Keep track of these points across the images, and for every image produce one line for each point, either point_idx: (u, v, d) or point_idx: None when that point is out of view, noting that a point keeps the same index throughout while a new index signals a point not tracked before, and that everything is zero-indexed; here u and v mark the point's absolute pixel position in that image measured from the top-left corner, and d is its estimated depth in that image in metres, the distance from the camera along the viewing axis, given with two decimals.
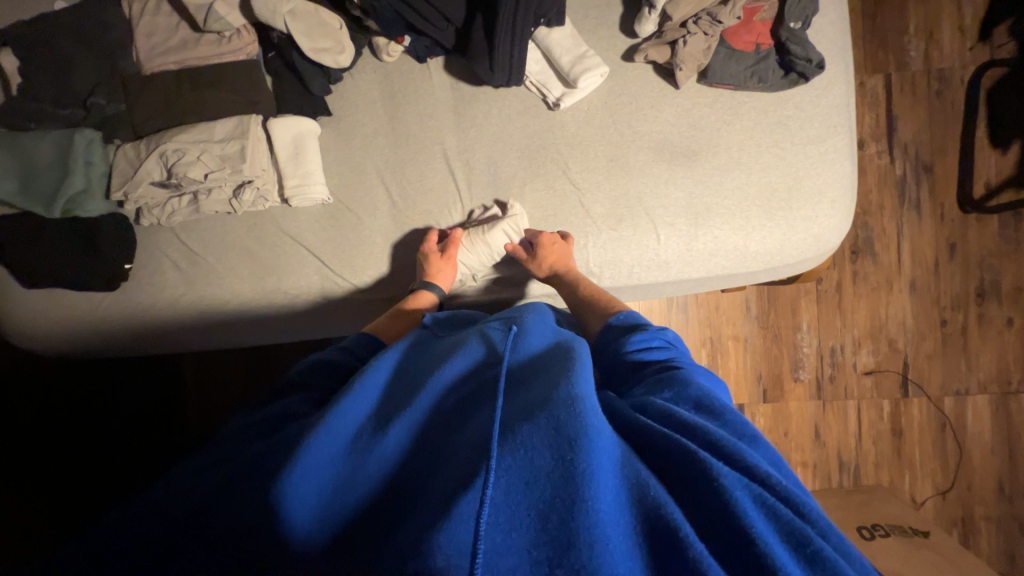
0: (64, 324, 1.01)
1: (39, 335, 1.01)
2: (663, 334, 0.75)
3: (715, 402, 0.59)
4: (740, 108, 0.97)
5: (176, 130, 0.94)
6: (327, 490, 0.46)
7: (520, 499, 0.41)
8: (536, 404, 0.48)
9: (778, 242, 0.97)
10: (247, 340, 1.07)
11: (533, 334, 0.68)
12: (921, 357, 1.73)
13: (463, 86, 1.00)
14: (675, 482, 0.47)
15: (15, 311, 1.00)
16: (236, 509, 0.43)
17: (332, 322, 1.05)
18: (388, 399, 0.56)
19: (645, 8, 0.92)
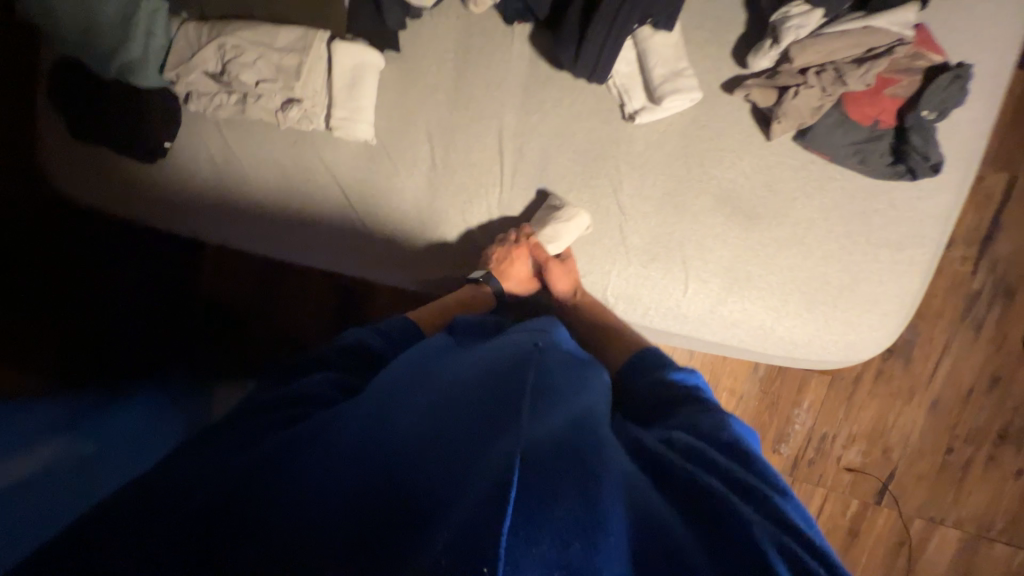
0: (111, 186, 1.04)
1: (86, 190, 1.05)
2: (694, 376, 0.71)
3: (748, 446, 0.55)
4: (827, 183, 0.86)
5: (241, 23, 0.90)
6: (342, 466, 0.42)
7: (551, 514, 0.36)
8: (566, 430, 0.46)
9: (806, 336, 0.90)
10: (287, 256, 1.04)
11: (560, 353, 0.65)
12: (912, 474, 1.67)
13: (542, 64, 0.92)
14: (702, 527, 0.43)
15: (70, 161, 1.04)
16: (255, 471, 0.42)
17: (346, 260, 1.01)
18: (410, 390, 0.54)
19: (769, 40, 0.80)
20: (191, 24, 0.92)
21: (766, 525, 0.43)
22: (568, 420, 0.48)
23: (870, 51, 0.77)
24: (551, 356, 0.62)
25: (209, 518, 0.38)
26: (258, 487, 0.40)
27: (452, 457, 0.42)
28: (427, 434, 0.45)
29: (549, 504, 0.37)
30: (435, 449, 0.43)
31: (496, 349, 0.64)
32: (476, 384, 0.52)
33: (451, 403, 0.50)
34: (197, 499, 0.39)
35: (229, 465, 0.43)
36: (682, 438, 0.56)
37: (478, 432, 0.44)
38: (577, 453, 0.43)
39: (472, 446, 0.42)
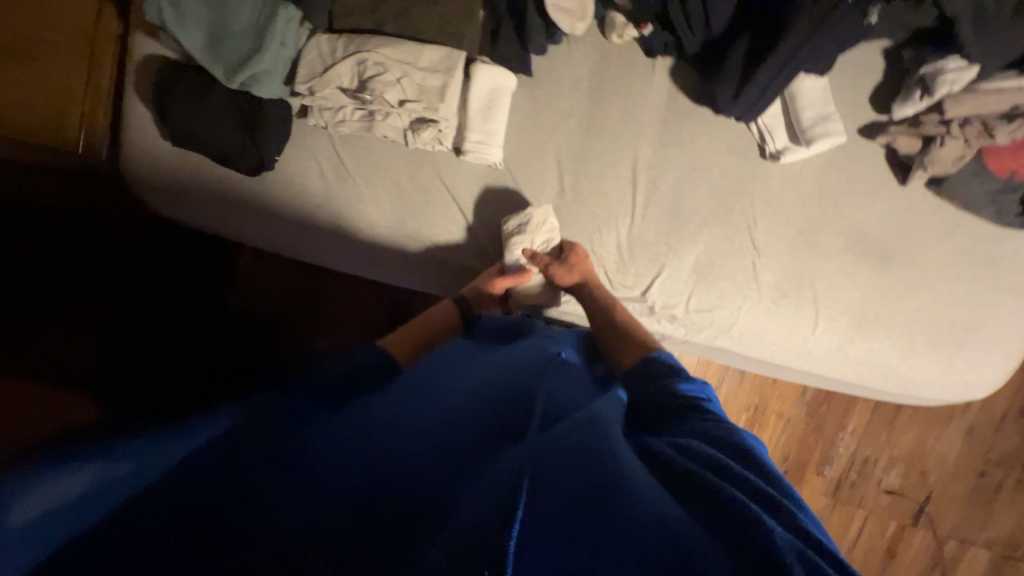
0: (195, 190, 0.98)
1: (163, 191, 0.99)
2: (707, 385, 0.71)
3: (757, 454, 0.56)
4: (956, 229, 0.89)
5: (381, 39, 0.86)
6: (365, 466, 0.44)
7: (552, 518, 0.43)
8: (573, 440, 0.53)
9: (928, 376, 0.93)
10: (292, 249, 1.02)
11: (571, 377, 0.72)
12: (946, 497, 1.73)
13: (681, 98, 0.91)
14: (714, 523, 0.45)
15: (150, 159, 0.98)
16: (269, 452, 0.42)
17: (407, 271, 1.00)
18: (428, 400, 0.58)
19: (919, 90, 0.82)
20: (323, 36, 0.88)
21: (785, 534, 0.44)
22: (575, 433, 0.54)
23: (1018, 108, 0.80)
24: (564, 378, 0.69)
25: (226, 493, 0.38)
26: (271, 471, 0.41)
27: (462, 466, 0.46)
28: (441, 447, 0.48)
29: (558, 510, 0.44)
30: (449, 456, 0.47)
31: (503, 368, 0.69)
32: (488, 403, 0.58)
33: (467, 417, 0.54)
34: (215, 472, 0.39)
35: (243, 439, 0.42)
36: (695, 446, 0.57)
37: (488, 446, 0.50)
38: (588, 466, 0.49)
39: (483, 457, 0.47)
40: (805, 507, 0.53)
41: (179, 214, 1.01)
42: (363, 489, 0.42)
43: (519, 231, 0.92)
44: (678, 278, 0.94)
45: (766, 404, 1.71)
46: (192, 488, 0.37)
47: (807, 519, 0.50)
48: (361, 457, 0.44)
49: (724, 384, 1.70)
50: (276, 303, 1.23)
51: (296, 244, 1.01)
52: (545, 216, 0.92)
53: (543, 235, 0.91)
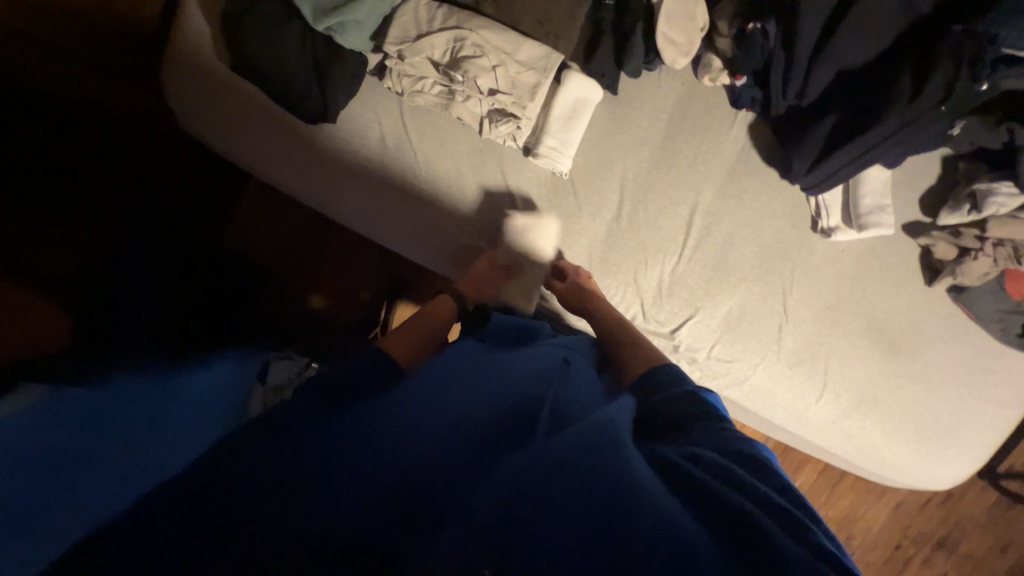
0: (234, 121, 0.92)
1: (199, 112, 0.92)
2: (710, 396, 0.72)
3: (763, 464, 0.58)
4: (961, 336, 0.97)
5: (482, 20, 0.83)
6: (375, 461, 0.46)
7: (563, 527, 0.42)
8: (584, 439, 0.50)
9: (905, 462, 1.00)
10: (320, 198, 0.98)
11: (581, 378, 0.71)
12: (863, 562, 1.88)
13: (753, 155, 0.94)
14: (733, 541, 0.45)
15: (187, 74, 0.88)
16: (284, 447, 0.45)
17: (436, 256, 0.99)
18: (433, 390, 0.59)
19: (968, 205, 0.88)
20: (423, 1, 0.84)
21: (795, 548, 0.45)
22: (586, 430, 0.52)
23: None
24: (573, 378, 0.69)
25: (252, 488, 0.41)
26: (289, 461, 0.44)
27: (470, 469, 0.49)
28: (451, 449, 0.50)
29: (567, 518, 0.43)
30: (456, 453, 0.50)
31: (513, 363, 0.70)
32: (492, 399, 0.58)
33: (471, 412, 0.55)
34: (235, 470, 0.43)
35: (262, 441, 0.46)
36: (705, 455, 0.57)
37: (488, 452, 0.51)
38: (600, 456, 0.48)
39: (484, 463, 0.50)
40: (813, 513, 0.54)
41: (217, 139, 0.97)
42: (372, 480, 0.45)
43: (523, 234, 0.90)
44: (707, 325, 0.97)
45: None
46: (229, 487, 0.41)
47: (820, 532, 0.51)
48: (370, 451, 0.47)
49: None
50: (281, 249, 1.16)
51: (318, 190, 0.96)
52: (551, 225, 0.92)
53: (543, 241, 0.91)
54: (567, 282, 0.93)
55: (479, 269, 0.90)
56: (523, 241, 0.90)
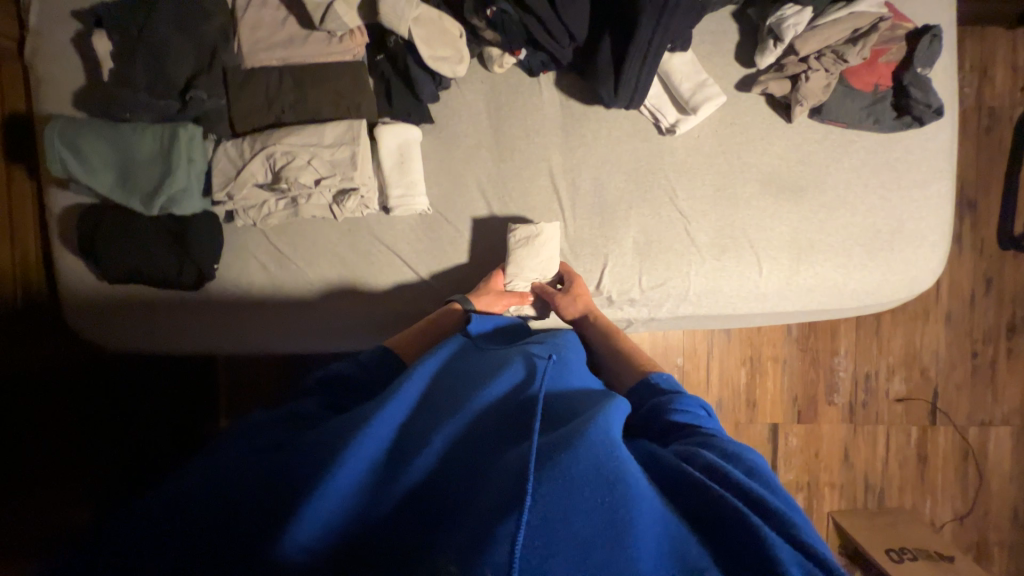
0: (145, 324, 0.99)
1: (116, 331, 0.99)
2: (700, 400, 0.70)
3: (763, 474, 0.57)
4: (849, 146, 0.97)
5: (283, 129, 0.91)
6: (366, 519, 0.46)
7: (562, 528, 0.42)
8: (578, 437, 0.51)
9: (876, 283, 0.98)
10: (253, 342, 1.02)
11: (569, 385, 0.70)
12: (951, 387, 1.78)
13: (574, 104, 0.98)
14: (726, 546, 0.46)
15: (92, 304, 0.98)
16: (281, 491, 0.46)
17: (356, 337, 1.02)
18: (422, 412, 0.59)
19: (771, 40, 0.91)
20: (228, 142, 0.92)
21: (784, 547, 0.45)
22: (576, 430, 0.52)
23: (858, 31, 0.89)
24: (557, 385, 0.68)
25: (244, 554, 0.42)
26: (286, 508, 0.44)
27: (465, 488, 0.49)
28: (441, 472, 0.50)
29: (570, 519, 0.43)
30: (451, 480, 0.50)
31: (503, 364, 0.69)
32: (482, 410, 0.58)
33: (459, 430, 0.55)
34: (229, 518, 0.43)
35: (261, 487, 0.46)
36: (701, 456, 0.57)
37: (484, 462, 0.51)
38: (595, 454, 0.48)
39: (478, 474, 0.50)
40: (804, 510, 0.54)
41: (142, 347, 1.02)
42: (363, 535, 0.45)
43: (527, 241, 0.95)
44: (624, 264, 0.98)
45: (758, 352, 1.75)
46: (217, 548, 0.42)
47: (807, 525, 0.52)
48: (362, 497, 0.47)
49: (714, 347, 1.74)
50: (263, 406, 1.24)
51: (251, 338, 1.01)
52: (554, 232, 0.96)
53: (547, 250, 0.95)
54: (567, 294, 0.95)
55: (490, 275, 0.97)
56: (539, 262, 0.95)
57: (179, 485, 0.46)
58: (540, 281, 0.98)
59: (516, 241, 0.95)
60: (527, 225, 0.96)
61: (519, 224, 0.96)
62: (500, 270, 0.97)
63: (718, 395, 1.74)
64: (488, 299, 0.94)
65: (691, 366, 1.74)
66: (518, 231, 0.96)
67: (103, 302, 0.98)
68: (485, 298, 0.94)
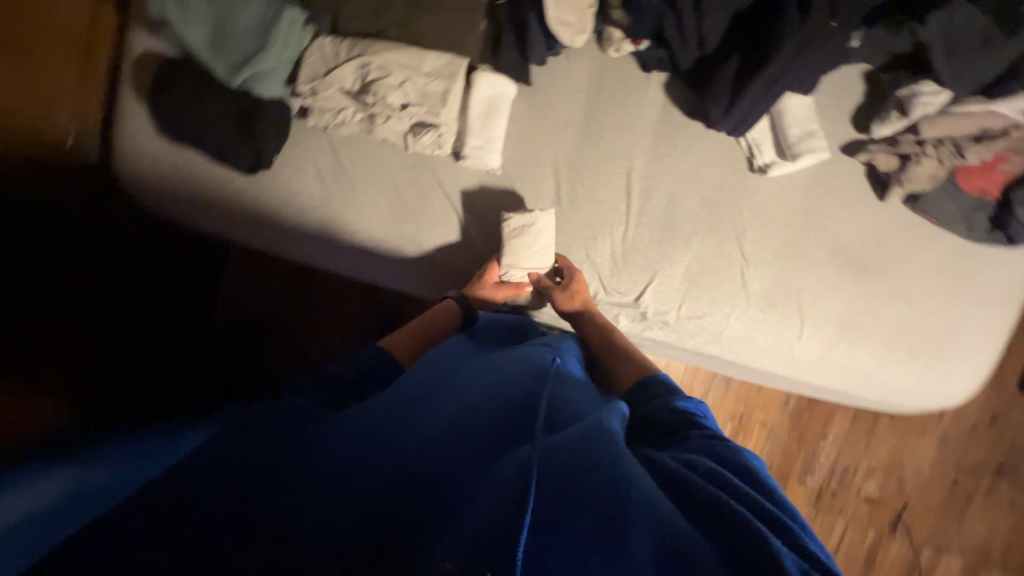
0: (180, 191, 0.96)
1: (150, 189, 0.97)
2: (699, 403, 0.69)
3: (764, 480, 0.54)
4: (930, 243, 0.94)
5: (384, 43, 0.88)
6: (364, 483, 0.43)
7: (562, 537, 0.40)
8: (578, 444, 0.48)
9: (906, 383, 0.97)
10: (273, 237, 0.98)
11: (571, 382, 0.68)
12: (922, 505, 1.77)
13: (675, 112, 0.95)
14: (726, 545, 0.43)
15: (132, 156, 0.95)
16: (283, 456, 0.44)
17: (386, 275, 1.01)
18: (420, 406, 0.56)
19: (895, 112, 0.87)
20: (327, 38, 0.89)
21: (787, 556, 0.42)
22: (576, 435, 0.50)
23: (987, 132, 0.85)
24: (566, 381, 0.66)
25: (226, 511, 0.37)
26: (285, 471, 0.42)
27: (463, 475, 0.44)
28: (439, 456, 0.46)
29: (571, 529, 0.41)
30: (449, 463, 0.46)
31: (506, 364, 0.68)
32: (483, 405, 0.55)
33: (460, 421, 0.52)
34: (211, 485, 0.39)
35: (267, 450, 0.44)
36: (702, 461, 0.55)
37: (488, 446, 0.48)
38: (594, 461, 0.46)
39: (480, 460, 0.46)
40: (809, 523, 0.51)
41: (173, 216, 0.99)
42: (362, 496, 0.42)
43: (522, 231, 0.92)
44: (669, 285, 0.96)
45: (749, 412, 1.75)
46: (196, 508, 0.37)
47: (810, 537, 0.48)
48: (364, 466, 0.45)
49: (709, 394, 1.74)
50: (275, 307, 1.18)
51: (275, 232, 0.98)
52: (549, 221, 0.93)
53: (543, 240, 0.92)
54: (565, 290, 0.93)
55: (484, 269, 0.94)
56: (537, 253, 0.92)
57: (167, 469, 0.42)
58: (537, 272, 0.95)
59: (512, 232, 0.92)
60: (522, 216, 0.92)
61: (516, 215, 0.92)
62: (495, 262, 0.95)
63: None
64: (486, 293, 0.94)
65: None
66: (514, 221, 0.92)
67: (145, 159, 0.95)
68: (482, 291, 0.94)
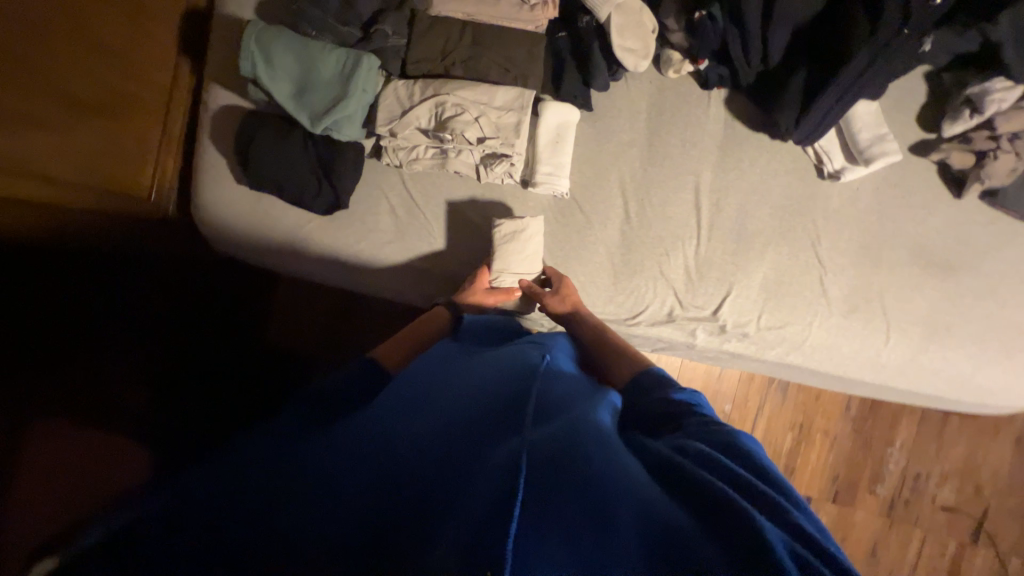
0: (251, 234, 1.00)
1: (222, 233, 1.01)
2: (693, 393, 0.68)
3: (757, 460, 0.53)
4: (1014, 238, 0.93)
5: (457, 82, 0.92)
6: (363, 492, 0.45)
7: (549, 527, 0.39)
8: (562, 439, 0.49)
9: (1006, 384, 0.93)
10: (350, 276, 1.02)
11: (561, 378, 0.67)
12: (1004, 511, 1.65)
13: (738, 126, 0.96)
14: (711, 522, 0.43)
15: (206, 205, 0.99)
16: (294, 472, 0.46)
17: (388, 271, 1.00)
18: (412, 414, 0.57)
19: (967, 109, 0.87)
20: (400, 82, 0.93)
21: (775, 531, 0.41)
22: (559, 433, 0.49)
23: None
24: (556, 377, 0.66)
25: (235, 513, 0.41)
26: (289, 489, 0.44)
27: (450, 479, 0.45)
28: (430, 463, 0.47)
29: (556, 509, 0.41)
30: (438, 470, 0.46)
31: (496, 365, 0.68)
32: (471, 410, 0.55)
33: (450, 426, 0.53)
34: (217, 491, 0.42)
35: (279, 473, 0.46)
36: (694, 446, 0.54)
37: (482, 441, 0.49)
38: (575, 455, 0.46)
39: (467, 463, 0.46)
40: (804, 502, 0.50)
41: (253, 259, 1.04)
42: (359, 519, 0.42)
43: (513, 238, 0.93)
44: (748, 297, 0.96)
45: (809, 421, 1.63)
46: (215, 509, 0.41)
47: (805, 514, 0.47)
48: (367, 482, 0.45)
49: (765, 404, 1.63)
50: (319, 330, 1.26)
51: (349, 271, 1.01)
52: (537, 230, 0.95)
53: (533, 247, 0.93)
54: (557, 294, 0.93)
55: (474, 274, 0.95)
56: (527, 259, 0.94)
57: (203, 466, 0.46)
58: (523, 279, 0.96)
59: (501, 237, 0.94)
60: (510, 222, 0.94)
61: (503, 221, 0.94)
62: (485, 267, 0.96)
63: None
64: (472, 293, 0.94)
65: (735, 417, 1.63)
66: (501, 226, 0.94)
67: (220, 213, 0.99)
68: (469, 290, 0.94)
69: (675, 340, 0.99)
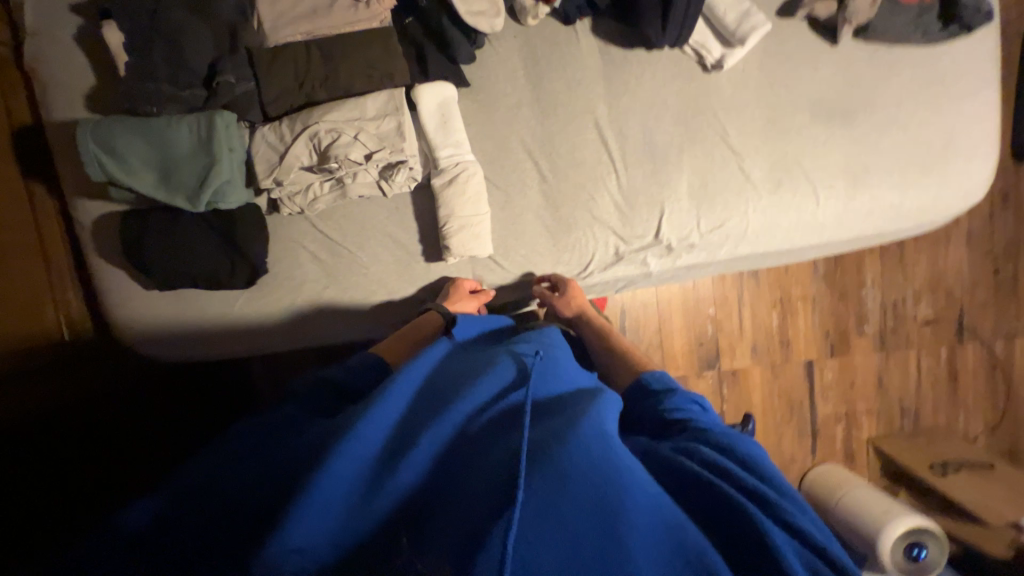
0: (193, 340, 0.95)
1: (163, 342, 0.95)
2: (695, 396, 0.65)
3: (764, 464, 0.55)
4: (896, 63, 0.96)
5: (323, 106, 0.88)
6: (350, 516, 0.45)
7: (557, 534, 0.41)
8: (564, 436, 0.50)
9: (931, 200, 0.98)
10: (300, 340, 0.98)
11: (555, 374, 0.66)
12: (977, 304, 1.76)
13: (613, 50, 0.95)
14: (722, 539, 0.46)
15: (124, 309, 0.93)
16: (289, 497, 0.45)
17: (312, 317, 0.96)
18: (410, 415, 0.55)
19: None
20: (266, 127, 0.88)
21: (783, 540, 0.45)
22: (559, 432, 0.51)
23: None
24: (551, 374, 0.65)
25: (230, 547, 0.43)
26: (265, 531, 0.43)
27: (448, 500, 0.47)
28: (431, 481, 0.49)
29: (564, 513, 0.43)
30: (437, 492, 0.48)
31: (489, 361, 0.66)
32: (467, 417, 0.55)
33: (447, 437, 0.53)
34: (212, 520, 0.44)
35: (248, 511, 0.45)
36: (700, 448, 0.55)
37: (479, 454, 0.50)
38: (578, 450, 0.48)
39: (470, 475, 0.48)
40: (803, 500, 0.53)
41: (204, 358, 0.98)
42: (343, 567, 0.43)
43: (452, 181, 0.92)
44: (680, 210, 0.97)
45: (788, 294, 1.70)
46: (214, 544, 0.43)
47: (805, 514, 0.51)
48: (355, 518, 0.45)
49: (744, 295, 1.68)
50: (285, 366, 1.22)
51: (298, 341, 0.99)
52: (473, 169, 0.92)
53: (472, 186, 0.92)
54: (561, 297, 0.93)
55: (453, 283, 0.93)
56: (467, 198, 0.92)
57: (197, 485, 0.47)
58: (467, 220, 0.92)
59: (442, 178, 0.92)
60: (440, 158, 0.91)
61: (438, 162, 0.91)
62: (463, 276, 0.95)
63: (753, 340, 1.68)
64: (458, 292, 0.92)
65: (723, 316, 1.67)
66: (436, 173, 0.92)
67: (158, 332, 0.94)
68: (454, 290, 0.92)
69: (632, 275, 1.00)
